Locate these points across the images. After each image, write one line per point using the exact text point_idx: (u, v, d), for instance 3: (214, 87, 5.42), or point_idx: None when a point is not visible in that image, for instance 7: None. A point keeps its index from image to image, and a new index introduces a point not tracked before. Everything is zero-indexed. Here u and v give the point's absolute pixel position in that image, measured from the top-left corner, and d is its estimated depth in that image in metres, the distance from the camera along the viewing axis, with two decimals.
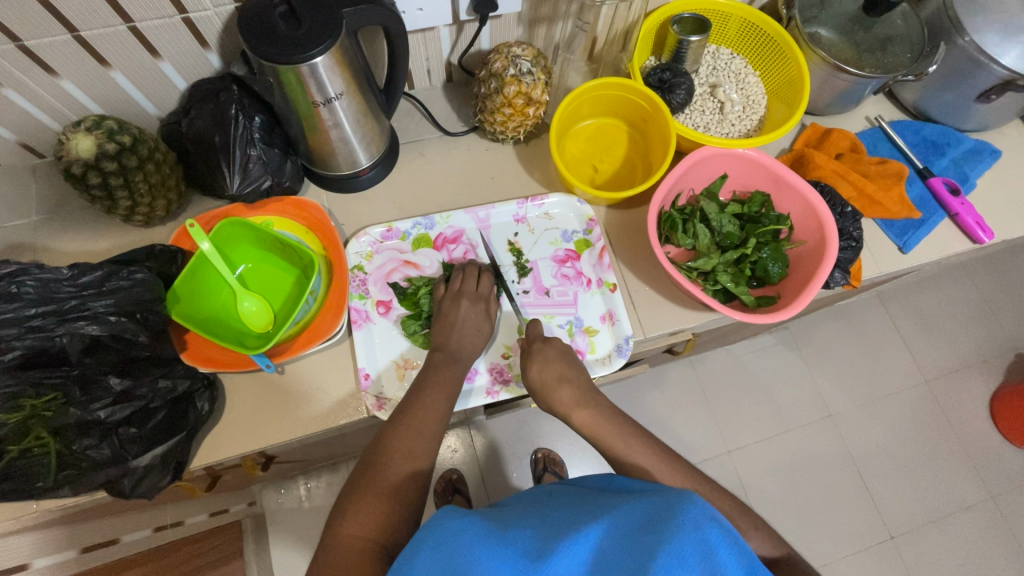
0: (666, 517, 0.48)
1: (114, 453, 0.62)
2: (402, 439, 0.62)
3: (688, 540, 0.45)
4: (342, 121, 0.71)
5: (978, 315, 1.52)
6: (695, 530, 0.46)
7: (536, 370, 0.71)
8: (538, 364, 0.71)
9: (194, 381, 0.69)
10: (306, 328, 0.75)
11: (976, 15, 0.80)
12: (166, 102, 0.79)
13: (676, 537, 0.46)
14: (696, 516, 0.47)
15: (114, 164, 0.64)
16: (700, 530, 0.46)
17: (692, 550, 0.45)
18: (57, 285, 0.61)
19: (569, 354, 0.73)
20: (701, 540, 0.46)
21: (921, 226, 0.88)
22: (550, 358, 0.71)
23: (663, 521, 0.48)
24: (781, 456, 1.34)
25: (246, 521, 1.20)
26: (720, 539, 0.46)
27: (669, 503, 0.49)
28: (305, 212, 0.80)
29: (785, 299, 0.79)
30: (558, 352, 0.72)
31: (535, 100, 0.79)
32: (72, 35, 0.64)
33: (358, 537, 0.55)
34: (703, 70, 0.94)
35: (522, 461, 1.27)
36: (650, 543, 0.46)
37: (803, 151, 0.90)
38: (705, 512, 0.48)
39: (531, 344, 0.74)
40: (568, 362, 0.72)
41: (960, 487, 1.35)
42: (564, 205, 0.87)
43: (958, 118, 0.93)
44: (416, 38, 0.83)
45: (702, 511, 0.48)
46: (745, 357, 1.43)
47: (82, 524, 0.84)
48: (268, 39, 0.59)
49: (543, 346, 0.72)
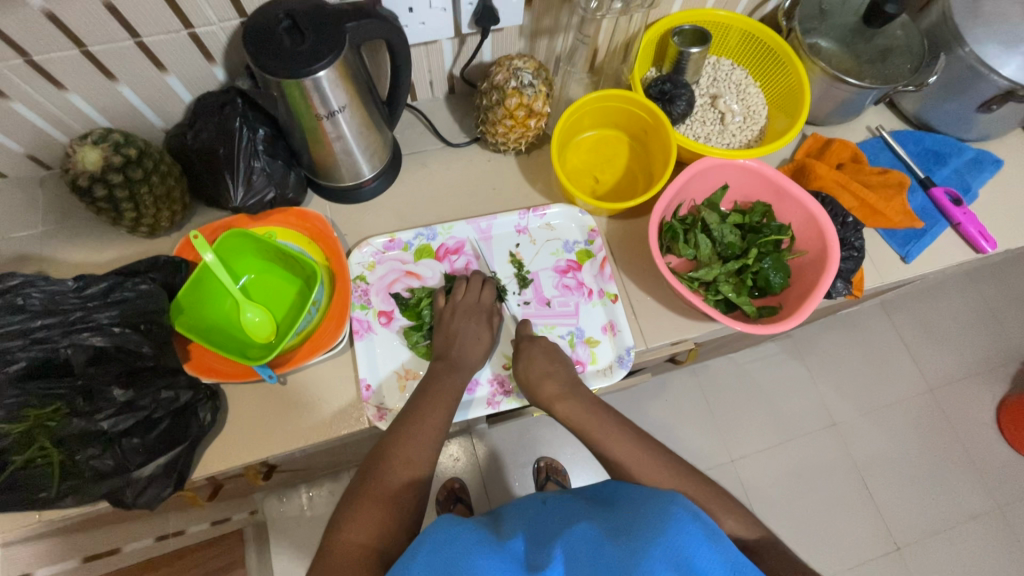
0: (652, 518, 0.48)
1: (117, 464, 0.62)
2: (401, 446, 0.63)
3: (675, 539, 0.46)
4: (345, 133, 0.71)
5: (982, 323, 1.51)
6: (681, 528, 0.47)
7: (520, 367, 0.74)
8: (522, 362, 0.74)
9: (196, 392, 0.69)
10: (308, 339, 0.75)
11: (976, 26, 0.81)
12: (172, 115, 0.80)
13: (662, 535, 0.46)
14: (682, 518, 0.48)
15: (120, 177, 0.65)
16: (687, 529, 0.47)
17: (678, 548, 0.45)
18: (62, 298, 0.63)
19: (556, 353, 0.75)
20: (687, 539, 0.46)
21: (923, 236, 0.88)
22: (534, 356, 0.74)
23: (651, 520, 0.48)
24: (785, 465, 1.34)
25: (248, 530, 1.20)
26: (706, 539, 0.47)
27: (658, 507, 0.50)
28: (308, 223, 0.81)
29: (786, 309, 0.79)
30: (543, 351, 0.74)
31: (536, 112, 0.80)
32: (79, 50, 0.65)
33: (356, 543, 0.55)
34: (704, 81, 0.95)
35: (524, 469, 1.27)
36: (637, 541, 0.46)
37: (804, 161, 0.90)
38: (690, 513, 0.49)
39: (519, 345, 0.76)
40: (552, 359, 0.74)
41: (966, 497, 1.34)
42: (566, 216, 0.87)
43: (960, 127, 0.93)
44: (419, 51, 0.84)
45: (688, 514, 0.48)
46: (747, 366, 1.42)
47: (83, 534, 0.84)
48: (274, 54, 0.60)
49: (530, 347, 0.75)
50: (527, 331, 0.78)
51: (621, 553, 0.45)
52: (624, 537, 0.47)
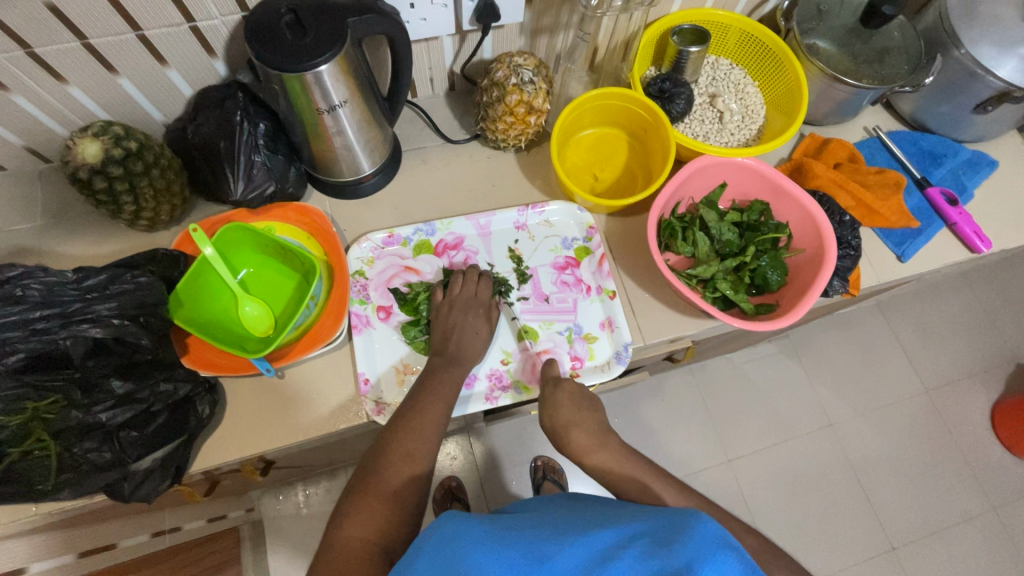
0: (670, 531, 0.47)
1: (115, 457, 0.62)
2: (402, 441, 0.62)
3: (694, 550, 0.45)
4: (345, 128, 0.71)
5: (978, 324, 1.52)
6: (700, 541, 0.46)
7: None
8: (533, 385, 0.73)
9: (195, 385, 0.69)
10: (306, 333, 0.76)
11: (971, 28, 0.81)
12: (172, 110, 0.80)
13: (681, 547, 0.45)
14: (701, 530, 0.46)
15: (120, 169, 0.65)
16: (707, 544, 0.45)
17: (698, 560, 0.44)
18: (61, 289, 0.62)
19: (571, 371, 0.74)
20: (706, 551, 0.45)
21: (920, 235, 0.89)
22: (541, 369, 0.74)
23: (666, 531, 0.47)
24: (782, 465, 1.34)
25: (244, 528, 1.20)
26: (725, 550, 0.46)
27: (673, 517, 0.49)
28: (307, 218, 0.81)
29: (784, 306, 0.79)
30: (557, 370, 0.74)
31: (536, 109, 0.80)
32: (81, 42, 0.65)
33: (359, 539, 0.55)
34: (703, 80, 0.96)
35: (522, 468, 1.27)
36: (655, 550, 0.45)
37: (802, 161, 0.90)
38: (708, 525, 0.48)
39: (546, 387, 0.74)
40: (579, 407, 0.71)
41: (961, 499, 1.34)
42: (564, 213, 0.88)
43: (955, 128, 0.94)
44: (419, 47, 0.84)
45: (708, 528, 0.47)
46: (744, 366, 1.43)
47: (77, 530, 0.84)
48: (276, 48, 0.60)
49: (551, 384, 0.73)
50: (550, 369, 0.76)
51: (642, 562, 0.45)
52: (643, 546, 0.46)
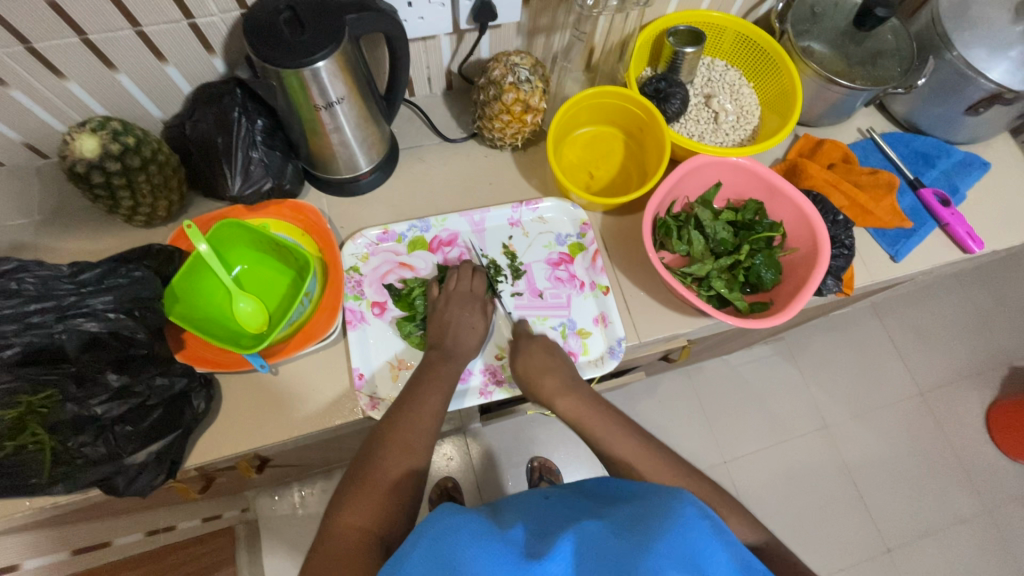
0: (657, 515, 0.47)
1: (110, 451, 0.62)
2: (399, 432, 0.63)
3: (683, 535, 0.45)
4: (342, 125, 0.72)
5: (973, 328, 1.53)
6: (688, 527, 0.46)
7: (527, 382, 0.73)
8: (528, 376, 0.73)
9: (191, 380, 0.69)
10: (300, 329, 0.76)
11: (963, 30, 0.82)
12: (170, 106, 0.81)
13: (672, 531, 0.45)
14: (687, 516, 0.47)
15: (117, 164, 0.65)
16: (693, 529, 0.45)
17: (684, 547, 0.44)
18: (56, 283, 0.61)
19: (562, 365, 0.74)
20: (693, 538, 0.45)
21: (912, 236, 0.89)
22: (540, 359, 0.73)
23: (655, 518, 0.47)
24: (778, 467, 1.34)
25: (239, 528, 1.20)
26: (711, 537, 0.46)
27: (663, 503, 0.48)
28: (303, 215, 0.82)
29: (779, 304, 0.80)
30: (550, 364, 0.73)
31: (533, 107, 0.81)
32: (80, 37, 0.66)
33: (356, 527, 0.55)
34: (698, 80, 0.97)
35: (518, 469, 1.28)
36: (643, 540, 0.45)
37: (795, 161, 0.91)
38: (696, 511, 0.48)
39: (519, 346, 0.76)
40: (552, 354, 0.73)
41: (956, 501, 1.35)
42: (558, 210, 0.88)
43: (948, 130, 0.95)
44: (417, 46, 0.85)
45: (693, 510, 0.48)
46: (740, 367, 1.43)
47: (71, 528, 0.84)
48: (275, 46, 0.61)
49: (529, 346, 0.75)
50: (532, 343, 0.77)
51: (630, 547, 0.45)
52: (633, 535, 0.46)
